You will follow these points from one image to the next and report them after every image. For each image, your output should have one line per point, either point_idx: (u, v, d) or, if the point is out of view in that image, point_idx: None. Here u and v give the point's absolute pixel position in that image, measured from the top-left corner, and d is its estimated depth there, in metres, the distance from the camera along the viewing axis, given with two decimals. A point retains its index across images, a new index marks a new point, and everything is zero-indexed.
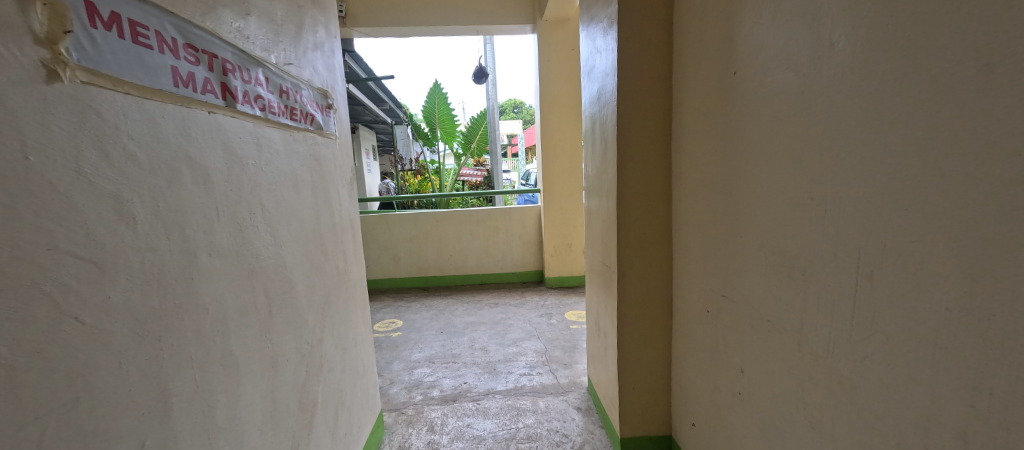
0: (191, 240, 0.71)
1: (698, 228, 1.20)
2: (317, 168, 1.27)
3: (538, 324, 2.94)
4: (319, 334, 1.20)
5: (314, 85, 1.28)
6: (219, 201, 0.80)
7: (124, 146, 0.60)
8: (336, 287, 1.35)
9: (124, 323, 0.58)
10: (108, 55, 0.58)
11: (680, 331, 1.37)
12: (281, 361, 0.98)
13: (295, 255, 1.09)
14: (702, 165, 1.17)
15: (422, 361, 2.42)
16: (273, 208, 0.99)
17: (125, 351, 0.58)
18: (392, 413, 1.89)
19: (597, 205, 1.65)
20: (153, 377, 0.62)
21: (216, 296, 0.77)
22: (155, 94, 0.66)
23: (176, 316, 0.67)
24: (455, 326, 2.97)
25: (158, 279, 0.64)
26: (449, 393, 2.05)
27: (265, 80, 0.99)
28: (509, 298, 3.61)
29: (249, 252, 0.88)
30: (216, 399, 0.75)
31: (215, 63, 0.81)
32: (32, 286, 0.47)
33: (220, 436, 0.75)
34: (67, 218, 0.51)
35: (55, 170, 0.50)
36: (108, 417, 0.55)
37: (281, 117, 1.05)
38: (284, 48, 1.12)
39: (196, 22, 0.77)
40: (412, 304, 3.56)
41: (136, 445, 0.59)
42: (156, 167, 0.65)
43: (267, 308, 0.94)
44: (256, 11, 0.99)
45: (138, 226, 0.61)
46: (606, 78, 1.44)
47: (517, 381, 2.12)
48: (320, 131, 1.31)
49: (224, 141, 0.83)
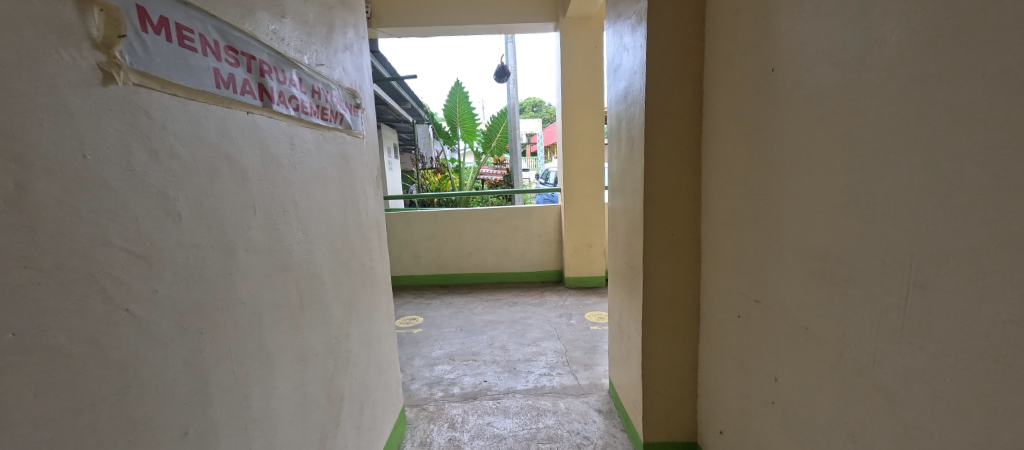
0: (230, 237, 0.74)
1: (729, 230, 1.17)
2: (345, 167, 1.29)
3: (558, 325, 2.92)
4: (346, 330, 1.22)
5: (344, 85, 1.31)
6: (256, 199, 0.82)
7: (171, 145, 0.62)
8: (361, 284, 1.37)
9: (171, 316, 0.60)
10: (157, 58, 0.60)
11: (707, 334, 1.33)
12: (311, 355, 1.00)
13: (323, 253, 1.11)
14: (734, 166, 1.13)
15: (443, 358, 2.45)
16: (304, 205, 1.01)
17: (170, 342, 0.60)
18: (414, 408, 1.92)
19: (621, 205, 1.62)
20: (195, 368, 0.64)
21: (252, 291, 0.79)
22: (199, 96, 0.68)
23: (216, 310, 0.69)
24: (474, 324, 2.99)
25: (199, 273, 0.66)
26: (469, 390, 2.06)
27: (298, 81, 1.01)
28: (528, 297, 3.61)
29: (282, 248, 0.90)
30: (251, 390, 0.77)
31: (253, 64, 0.84)
32: (89, 279, 0.49)
33: (255, 426, 0.77)
34: (120, 214, 0.53)
35: (110, 168, 0.52)
36: (154, 409, 0.57)
37: (313, 117, 1.08)
38: (316, 49, 1.14)
39: (236, 25, 0.79)
40: (431, 301, 3.61)
41: (181, 432, 0.61)
42: (198, 166, 0.67)
43: (298, 303, 0.96)
44: (291, 13, 1.02)
45: (183, 223, 0.63)
46: (634, 76, 1.41)
47: (538, 381, 2.12)
48: (348, 130, 1.33)
49: (261, 141, 0.85)
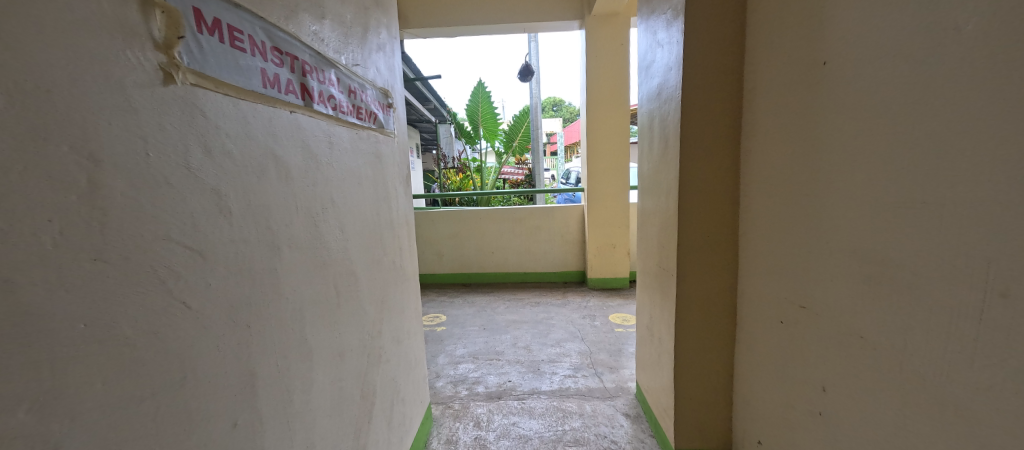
0: (274, 234, 0.75)
1: (771, 232, 1.12)
2: (378, 166, 1.31)
3: (582, 326, 2.89)
4: (378, 327, 1.24)
5: (377, 84, 1.33)
6: (298, 197, 0.84)
7: (223, 143, 0.64)
8: (392, 281, 1.39)
9: (222, 309, 0.62)
10: (211, 59, 0.62)
11: (745, 340, 1.28)
12: (347, 350, 1.02)
13: (358, 250, 1.12)
14: (777, 164, 1.09)
15: (467, 357, 2.46)
16: (341, 203, 1.03)
17: (222, 335, 0.62)
18: (440, 406, 1.93)
19: (653, 205, 1.58)
20: (244, 361, 0.66)
21: (295, 287, 0.81)
22: (248, 95, 0.70)
23: (262, 305, 0.71)
24: (497, 323, 2.99)
25: (247, 269, 0.68)
26: (493, 389, 2.06)
27: (336, 81, 1.03)
28: (550, 297, 3.59)
29: (321, 245, 0.92)
30: (293, 384, 0.79)
31: (296, 64, 0.85)
32: (151, 272, 0.51)
33: (296, 419, 0.79)
34: (179, 210, 0.55)
35: (169, 166, 0.54)
36: (207, 399, 0.59)
37: (349, 116, 1.09)
38: (353, 49, 1.16)
39: (281, 26, 0.81)
40: (454, 299, 3.64)
41: (231, 422, 0.63)
42: (247, 163, 0.69)
43: (335, 299, 0.97)
44: (330, 14, 1.03)
45: (234, 219, 0.65)
46: (668, 72, 1.37)
47: (562, 382, 2.10)
48: (381, 129, 1.35)
49: (302, 140, 0.87)
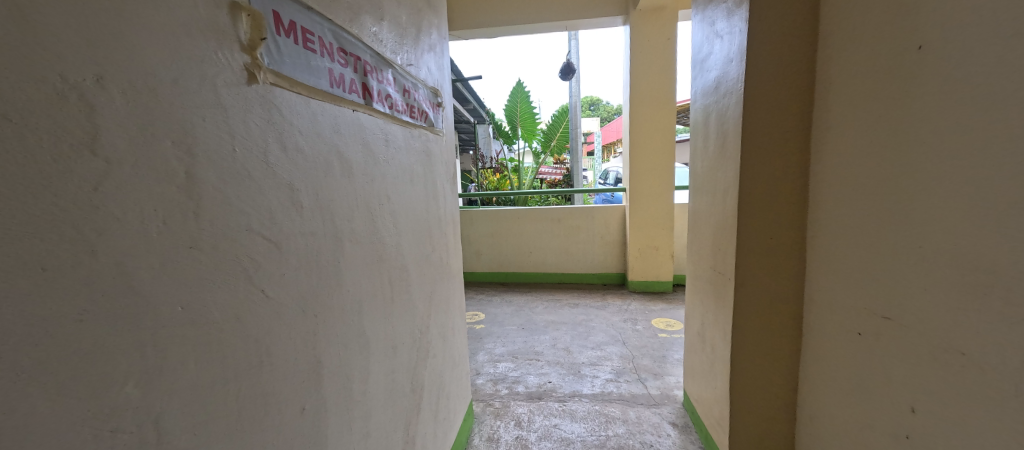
0: (338, 227, 0.78)
1: (844, 234, 1.03)
2: (428, 164, 1.33)
3: (623, 329, 2.81)
4: (427, 321, 1.26)
5: (428, 84, 1.35)
6: (359, 192, 0.87)
7: (296, 139, 0.67)
8: (440, 278, 1.41)
9: (294, 298, 0.65)
10: (287, 59, 0.65)
11: (811, 351, 1.18)
12: (399, 343, 1.04)
13: (410, 246, 1.14)
14: (854, 160, 0.99)
15: (506, 355, 2.47)
16: (396, 199, 1.06)
17: (293, 322, 0.65)
18: (481, 403, 1.95)
19: (708, 205, 1.50)
20: (311, 349, 0.69)
21: (355, 280, 0.84)
22: (318, 94, 0.73)
23: (327, 295, 0.74)
24: (536, 323, 2.98)
25: (315, 260, 0.71)
26: (534, 390, 2.05)
27: (393, 80, 1.06)
28: (589, 299, 3.52)
29: (378, 240, 0.95)
30: (353, 373, 0.82)
31: (359, 65, 0.88)
32: (236, 261, 0.54)
33: (355, 407, 0.82)
34: (259, 202, 0.58)
35: (252, 160, 0.57)
36: (281, 383, 0.62)
37: (404, 115, 1.12)
38: (407, 50, 1.19)
39: (346, 28, 0.84)
40: (492, 298, 3.66)
41: (300, 406, 0.66)
42: (316, 159, 0.72)
43: (390, 293, 1.00)
44: (388, 16, 1.06)
45: (304, 212, 0.68)
46: (728, 64, 1.30)
47: (604, 386, 2.05)
48: (431, 128, 1.37)
49: (363, 137, 0.89)
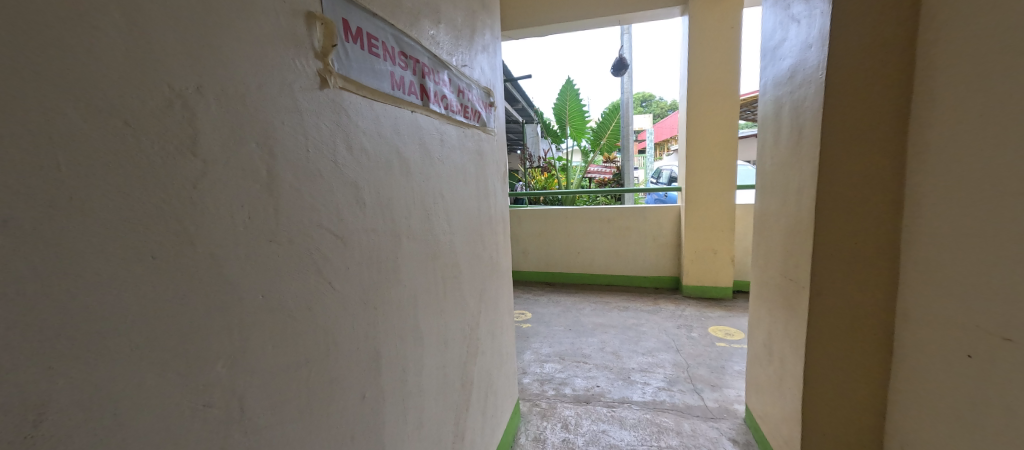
0: (397, 225, 0.81)
1: (948, 240, 0.89)
2: (480, 163, 1.35)
3: (676, 336, 2.67)
4: (477, 319, 1.27)
5: (482, 84, 1.37)
6: (415, 191, 0.89)
7: (361, 140, 0.70)
8: (490, 276, 1.42)
9: (356, 291, 0.68)
10: (354, 64, 0.69)
11: (902, 373, 1.04)
12: (451, 339, 1.07)
13: (462, 244, 1.17)
14: (963, 155, 0.85)
15: (553, 356, 2.45)
16: (450, 198, 1.08)
17: (356, 314, 0.68)
18: (527, 402, 1.95)
19: (778, 206, 1.38)
20: (372, 340, 0.72)
21: (411, 275, 0.87)
22: (381, 96, 0.76)
23: (386, 289, 0.77)
24: (583, 325, 2.92)
25: (376, 256, 0.74)
26: (581, 393, 2.01)
27: (448, 81, 1.08)
28: (640, 303, 3.40)
29: (433, 237, 0.97)
30: (408, 366, 0.84)
31: (417, 67, 0.91)
32: (308, 254, 0.58)
33: (409, 398, 0.85)
34: (328, 200, 0.62)
35: (323, 160, 0.61)
36: (344, 371, 0.65)
37: (458, 115, 1.14)
38: (462, 51, 1.21)
39: (406, 32, 0.87)
40: (539, 298, 3.65)
41: (361, 394, 0.69)
42: (378, 159, 0.75)
43: (443, 289, 1.02)
44: (444, 19, 1.09)
45: (367, 210, 0.72)
46: (806, 51, 1.18)
47: (656, 395, 1.96)
48: (483, 127, 1.39)
49: (420, 138, 0.93)
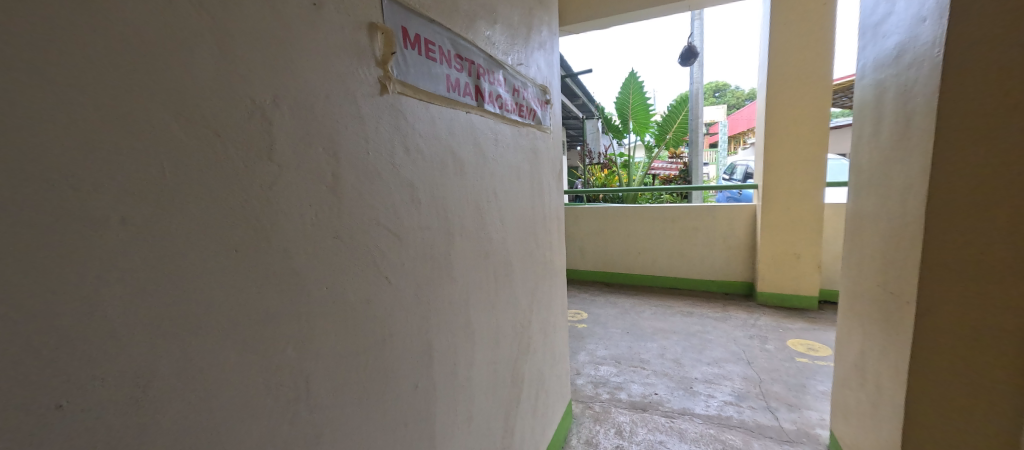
0: (450, 223, 0.84)
1: None
2: (534, 162, 1.35)
3: (748, 347, 2.45)
4: (528, 317, 1.28)
5: (538, 82, 1.36)
6: (469, 189, 0.92)
7: (417, 142, 0.73)
8: (543, 274, 1.42)
9: (411, 286, 0.72)
10: (412, 70, 0.72)
11: None
12: (502, 336, 1.08)
13: (515, 242, 1.18)
14: None
15: (609, 359, 2.38)
16: (503, 196, 1.09)
17: (410, 308, 0.72)
18: (580, 404, 1.92)
19: (877, 206, 1.19)
20: (425, 333, 0.76)
21: (464, 272, 0.89)
22: (437, 99, 0.79)
23: (439, 285, 0.80)
24: (642, 329, 2.80)
25: (430, 253, 0.77)
26: (637, 399, 1.93)
27: (503, 81, 1.09)
28: (707, 309, 3.17)
29: (485, 236, 0.99)
30: (459, 360, 0.87)
31: (473, 69, 0.93)
32: (367, 250, 0.62)
33: (460, 391, 0.87)
34: (386, 199, 0.66)
35: (381, 162, 0.65)
36: (398, 361, 0.69)
37: (513, 114, 1.15)
38: (518, 50, 1.21)
39: (462, 35, 0.89)
40: (596, 298, 3.57)
41: (414, 384, 0.73)
42: (433, 160, 0.78)
43: (495, 286, 1.04)
44: (500, 19, 1.10)
45: (422, 209, 0.75)
46: (918, 26, 1.00)
47: (722, 410, 1.82)
48: (539, 125, 1.38)
49: (474, 138, 0.94)
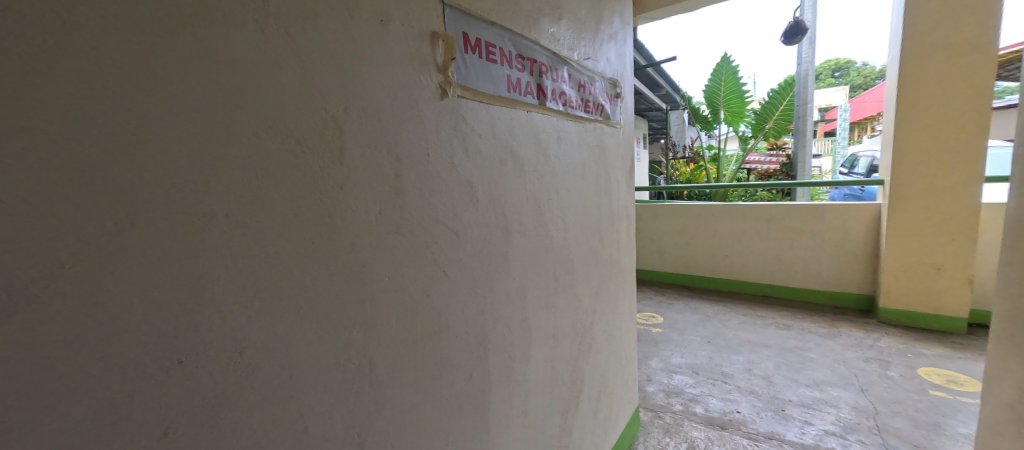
0: (508, 220, 0.86)
1: None
2: (602, 158, 1.31)
3: (861, 372, 2.09)
4: (591, 317, 1.25)
5: (607, 75, 1.32)
6: (528, 187, 0.93)
7: (476, 142, 0.76)
8: (608, 274, 1.37)
9: (467, 280, 0.76)
10: (471, 73, 0.75)
11: None
12: (561, 334, 1.08)
13: (577, 241, 1.16)
14: None
15: (685, 368, 2.22)
16: (565, 194, 1.08)
17: (466, 301, 0.76)
18: (649, 412, 1.82)
19: None
20: (480, 325, 0.79)
21: (521, 269, 0.90)
22: (496, 100, 0.81)
23: (495, 280, 0.83)
24: (726, 339, 2.55)
25: (487, 249, 0.80)
26: (715, 416, 1.77)
27: (568, 77, 1.08)
28: (809, 323, 2.77)
29: (545, 233, 0.99)
30: (514, 354, 0.89)
31: (534, 67, 0.94)
32: (425, 244, 0.67)
33: (515, 385, 0.90)
34: (445, 197, 0.70)
35: (441, 162, 0.69)
36: (454, 351, 0.73)
37: (577, 110, 1.13)
38: (585, 44, 1.18)
39: (525, 34, 0.90)
40: (674, 302, 3.34)
41: (468, 373, 0.77)
42: (492, 159, 0.81)
43: (554, 285, 1.04)
44: (566, 14, 1.08)
45: (480, 206, 0.78)
46: None
47: (820, 440, 1.59)
48: (607, 120, 1.33)
49: (536, 136, 0.95)
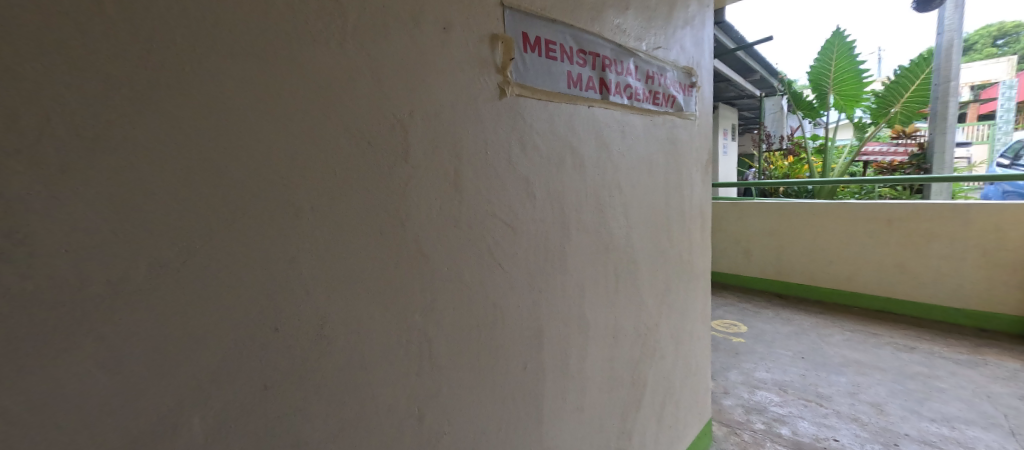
0: (566, 216, 0.86)
1: None
2: (673, 152, 1.24)
3: (1013, 412, 1.69)
4: (656, 319, 1.20)
5: (680, 65, 1.24)
6: (588, 184, 0.92)
7: (533, 139, 0.78)
8: (677, 276, 1.29)
9: (522, 274, 0.78)
10: (530, 72, 0.77)
11: None
12: (622, 334, 1.05)
13: (642, 239, 1.11)
14: None
15: (770, 384, 2.00)
16: (629, 190, 1.05)
17: (521, 294, 0.78)
18: (724, 427, 1.68)
19: None
20: (535, 319, 0.81)
21: (578, 266, 0.90)
22: (556, 97, 0.82)
23: (551, 275, 0.84)
24: (825, 357, 2.24)
25: (543, 244, 0.82)
26: (806, 441, 1.57)
27: (634, 69, 1.04)
28: (939, 346, 2.31)
29: (605, 230, 0.98)
30: (570, 351, 0.89)
31: (597, 61, 0.92)
32: (483, 238, 0.71)
33: (570, 381, 0.90)
34: (501, 194, 0.73)
35: (498, 159, 0.72)
36: (508, 341, 0.76)
37: (645, 103, 1.08)
38: (655, 33, 1.13)
39: (587, 29, 0.89)
40: (761, 311, 3.01)
41: (522, 365, 0.79)
42: (550, 155, 0.82)
43: (615, 284, 1.02)
44: (634, 4, 1.04)
45: (537, 202, 0.80)
46: None
47: None
48: (680, 112, 1.26)
49: (597, 132, 0.94)
